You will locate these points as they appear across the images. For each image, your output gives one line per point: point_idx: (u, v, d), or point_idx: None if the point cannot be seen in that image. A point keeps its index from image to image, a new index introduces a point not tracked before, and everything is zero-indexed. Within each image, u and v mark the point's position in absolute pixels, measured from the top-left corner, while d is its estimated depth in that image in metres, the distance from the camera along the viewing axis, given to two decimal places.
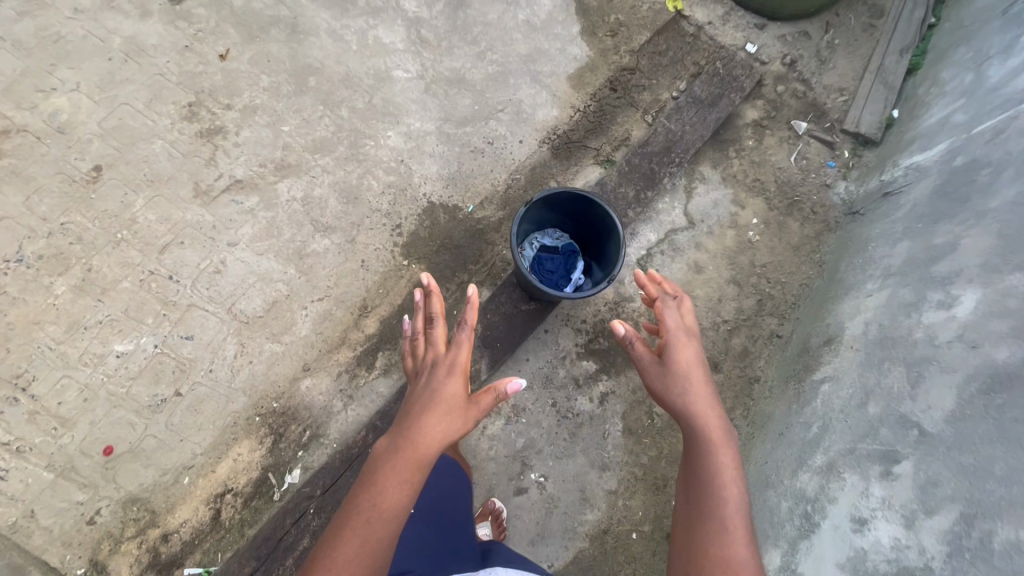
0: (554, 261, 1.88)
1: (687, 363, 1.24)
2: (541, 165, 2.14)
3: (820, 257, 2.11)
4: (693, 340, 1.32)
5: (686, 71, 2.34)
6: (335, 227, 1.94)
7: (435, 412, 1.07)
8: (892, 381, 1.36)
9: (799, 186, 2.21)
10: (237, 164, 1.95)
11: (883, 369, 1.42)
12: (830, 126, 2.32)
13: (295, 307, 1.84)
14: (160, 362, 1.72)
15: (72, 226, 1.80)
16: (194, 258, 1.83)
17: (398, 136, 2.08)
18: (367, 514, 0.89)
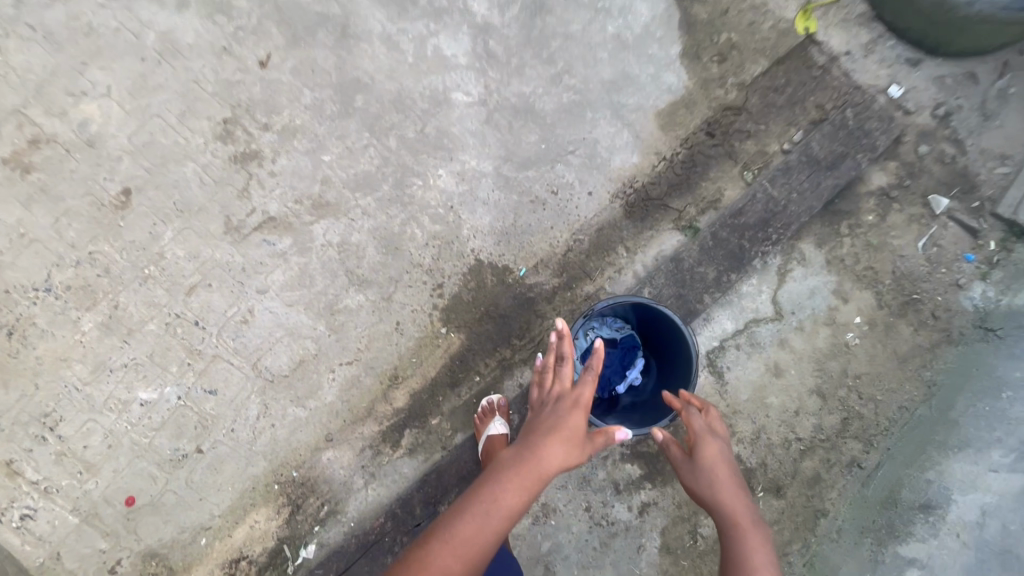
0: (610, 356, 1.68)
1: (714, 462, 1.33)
2: (610, 225, 1.84)
3: (930, 375, 1.77)
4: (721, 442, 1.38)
5: (805, 116, 1.88)
6: (371, 281, 1.75)
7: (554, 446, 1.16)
8: None
9: (921, 282, 1.82)
10: (271, 198, 1.75)
11: None
12: (981, 206, 1.85)
13: (323, 369, 1.71)
14: (182, 415, 1.66)
15: (100, 257, 1.69)
16: (222, 304, 1.71)
17: (450, 175, 1.81)
18: (486, 513, 1.04)
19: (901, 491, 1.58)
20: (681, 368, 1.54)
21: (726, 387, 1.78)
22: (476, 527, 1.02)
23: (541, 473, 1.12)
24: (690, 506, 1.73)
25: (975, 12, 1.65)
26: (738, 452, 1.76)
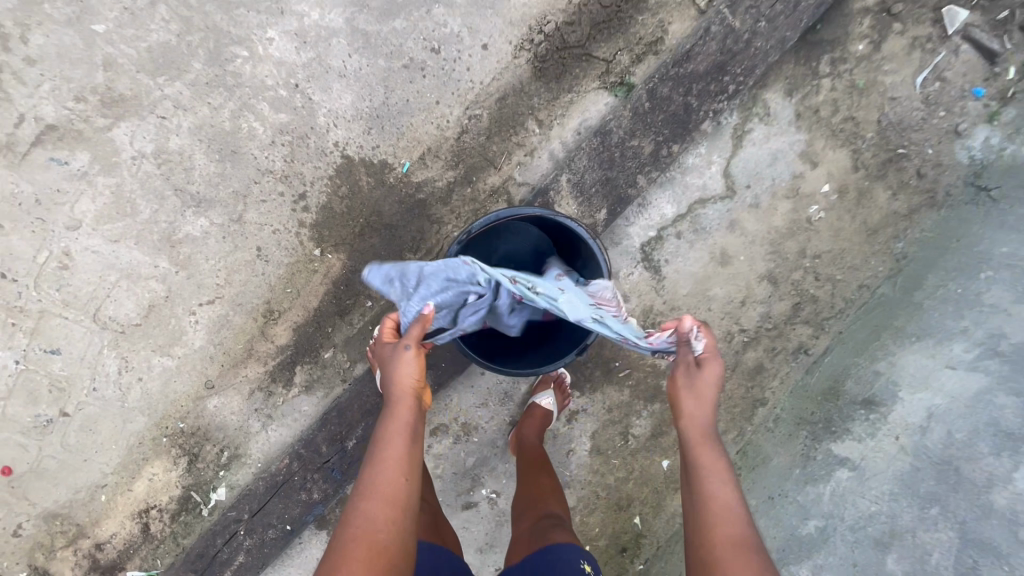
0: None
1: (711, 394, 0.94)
2: (516, 92, 1.38)
3: (902, 247, 1.49)
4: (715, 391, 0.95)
5: None
6: (212, 199, 1.37)
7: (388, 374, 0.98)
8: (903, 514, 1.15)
9: (911, 131, 1.44)
10: (41, 98, 1.27)
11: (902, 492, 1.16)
12: (1005, 18, 1.39)
13: (180, 313, 1.43)
14: (30, 380, 1.43)
15: None
16: (27, 248, 1.35)
17: (287, 38, 1.30)
18: (374, 481, 0.88)
19: (846, 383, 1.42)
20: None
21: (663, 282, 1.52)
22: (366, 515, 0.85)
23: (400, 401, 0.96)
24: (621, 408, 1.60)
25: None
26: None
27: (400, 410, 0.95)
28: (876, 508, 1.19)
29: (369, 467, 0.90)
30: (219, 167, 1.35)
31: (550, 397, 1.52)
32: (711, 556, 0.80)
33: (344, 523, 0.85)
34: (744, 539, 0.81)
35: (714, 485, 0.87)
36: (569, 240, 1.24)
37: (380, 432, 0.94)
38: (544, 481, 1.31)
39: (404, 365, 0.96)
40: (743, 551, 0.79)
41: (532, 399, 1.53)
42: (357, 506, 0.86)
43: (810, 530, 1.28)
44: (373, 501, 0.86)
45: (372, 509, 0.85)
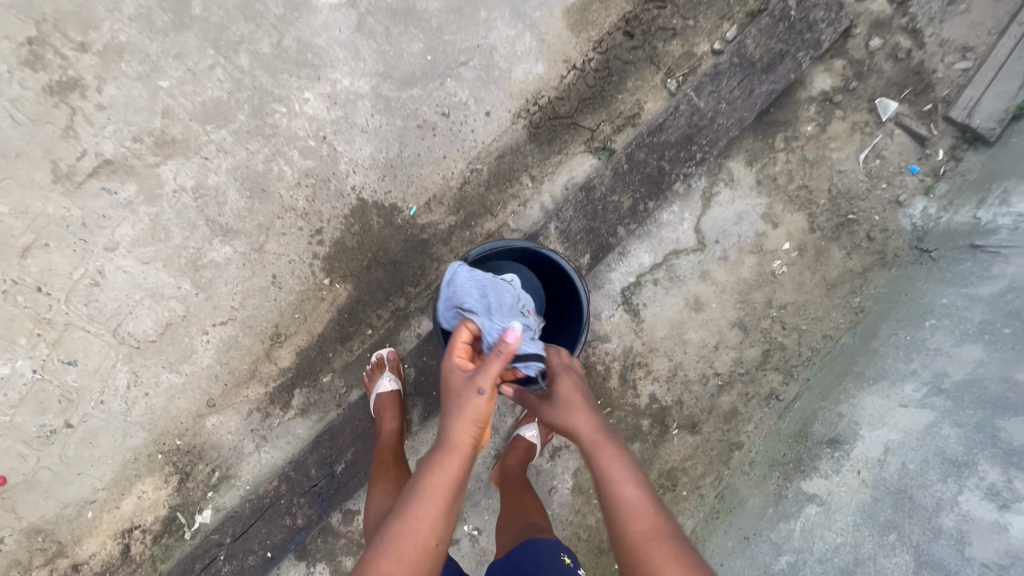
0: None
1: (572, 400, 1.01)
2: (513, 151, 1.59)
3: (859, 301, 1.63)
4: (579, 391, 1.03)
5: (741, 7, 1.60)
6: (238, 229, 1.53)
7: (450, 416, 0.89)
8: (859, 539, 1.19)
9: (859, 200, 1.64)
10: (103, 137, 1.48)
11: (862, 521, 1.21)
12: (930, 110, 1.64)
13: (194, 332, 1.54)
14: (43, 390, 1.51)
15: None
16: (65, 265, 1.50)
17: (320, 99, 1.53)
18: (402, 534, 0.82)
19: (814, 425, 1.50)
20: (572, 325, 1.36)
21: (642, 325, 1.65)
22: (380, 573, 0.80)
23: (454, 453, 0.87)
24: None
25: None
26: (654, 391, 1.66)
27: (447, 462, 0.87)
28: (842, 539, 1.23)
29: (399, 521, 0.83)
30: (248, 202, 1.53)
31: (534, 430, 1.58)
32: (639, 560, 0.83)
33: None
34: (657, 530, 0.86)
35: (623, 486, 0.91)
36: (553, 275, 1.41)
37: (424, 480, 0.86)
38: (526, 495, 1.37)
39: (470, 411, 0.88)
40: (661, 542, 0.84)
41: (517, 432, 1.60)
42: (375, 563, 0.80)
43: (782, 565, 1.30)
44: (394, 563, 0.80)
45: (392, 573, 0.80)
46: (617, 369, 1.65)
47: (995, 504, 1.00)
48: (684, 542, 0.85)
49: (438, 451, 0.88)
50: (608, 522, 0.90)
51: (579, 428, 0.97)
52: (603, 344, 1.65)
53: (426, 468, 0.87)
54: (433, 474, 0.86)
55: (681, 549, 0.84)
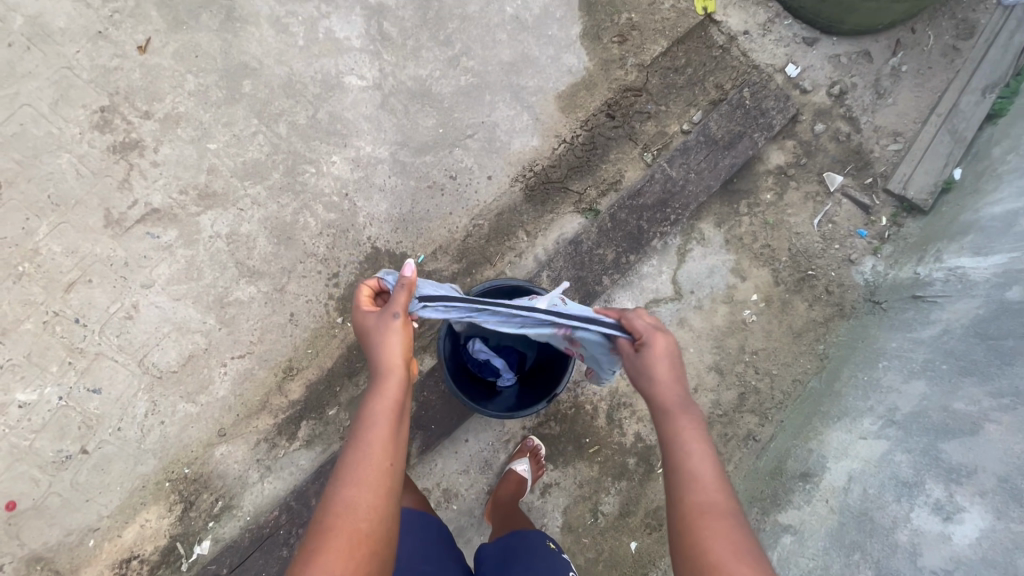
0: (474, 344, 1.57)
1: (665, 365, 0.99)
2: (510, 210, 1.82)
3: (824, 348, 1.80)
4: (669, 363, 1.00)
5: (705, 96, 1.90)
6: (264, 272, 1.71)
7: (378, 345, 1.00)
8: (832, 560, 1.27)
9: (816, 258, 1.86)
10: (154, 189, 1.70)
11: (833, 545, 1.30)
12: (871, 183, 1.90)
13: (213, 364, 1.67)
14: (64, 416, 1.61)
15: None
16: (104, 299, 1.66)
17: (345, 162, 1.77)
18: (359, 463, 0.86)
19: (788, 462, 1.61)
20: (561, 360, 1.52)
21: None
22: (348, 501, 0.82)
23: (387, 377, 0.97)
24: (591, 484, 1.75)
25: None
26: (639, 431, 1.77)
27: (384, 386, 0.96)
28: (814, 564, 1.31)
29: (355, 450, 0.88)
30: (274, 248, 1.72)
31: (525, 464, 1.68)
32: (696, 528, 0.81)
33: (325, 509, 0.82)
34: (718, 506, 0.83)
35: (691, 455, 0.90)
36: None
37: (367, 410, 0.93)
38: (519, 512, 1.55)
39: (391, 337, 1.00)
40: (720, 516, 0.82)
41: (509, 467, 1.69)
42: (338, 492, 0.83)
43: None
44: (355, 485, 0.84)
45: (358, 495, 0.83)
46: (604, 408, 1.77)
47: (941, 517, 1.11)
48: (746, 523, 0.82)
49: (376, 380, 0.97)
50: (668, 487, 0.89)
51: (660, 389, 0.98)
52: (591, 384, 1.77)
53: (370, 397, 0.95)
54: (376, 400, 0.94)
55: (740, 529, 0.80)
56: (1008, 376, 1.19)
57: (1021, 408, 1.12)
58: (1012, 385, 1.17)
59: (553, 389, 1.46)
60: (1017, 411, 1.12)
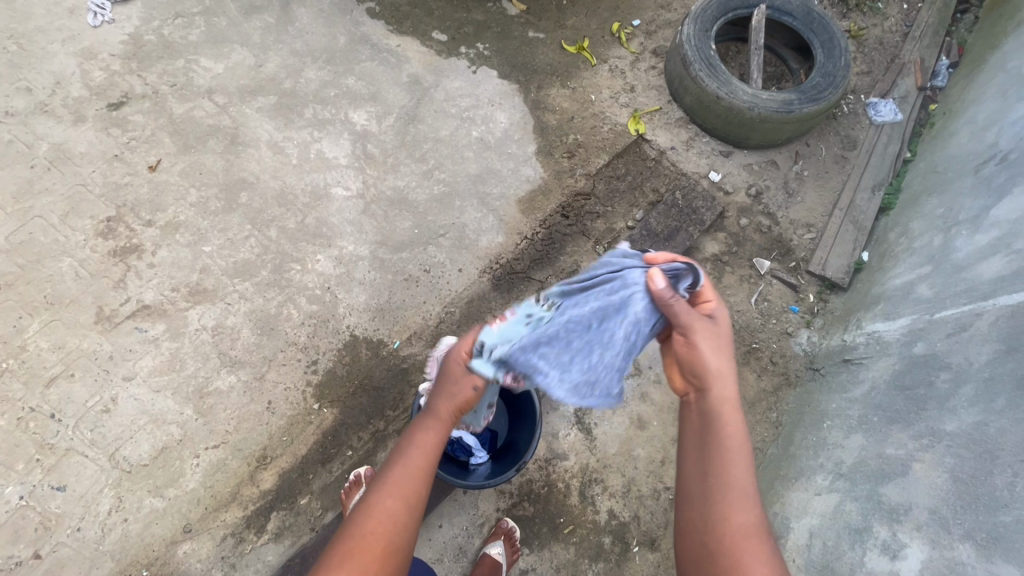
0: None
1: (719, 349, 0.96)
2: (479, 297, 2.00)
3: (776, 416, 1.92)
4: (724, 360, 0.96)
5: (644, 198, 2.22)
6: (244, 361, 1.80)
7: (446, 392, 1.05)
8: None
9: (758, 332, 2.05)
10: (147, 288, 1.84)
11: None
12: (795, 266, 2.17)
13: (186, 455, 1.68)
14: (23, 517, 1.57)
15: None
16: (83, 394, 1.70)
17: (328, 260, 1.96)
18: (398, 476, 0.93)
19: None
20: (527, 429, 1.64)
21: (594, 443, 1.85)
22: (379, 507, 0.89)
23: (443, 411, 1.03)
24: (568, 568, 1.72)
25: (756, 115, 2.14)
26: (612, 507, 1.79)
27: (441, 417, 1.03)
28: None
29: (397, 468, 0.94)
30: (257, 338, 1.83)
31: (500, 547, 1.66)
32: (729, 545, 0.81)
33: (359, 513, 0.89)
34: (752, 527, 0.83)
35: (732, 463, 0.86)
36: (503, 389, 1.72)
37: (415, 433, 1.00)
38: None
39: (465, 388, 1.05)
40: (756, 539, 0.82)
41: (484, 550, 1.66)
42: (373, 496, 0.90)
43: None
44: (388, 499, 0.90)
45: (389, 509, 0.89)
46: (576, 485, 1.80)
47: (890, 557, 1.21)
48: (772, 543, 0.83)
49: (428, 410, 1.03)
50: (708, 488, 0.86)
51: (717, 377, 0.94)
52: (563, 461, 1.82)
53: (422, 421, 1.02)
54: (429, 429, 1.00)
55: (770, 555, 0.81)
56: (926, 418, 1.34)
57: (938, 446, 1.27)
58: (932, 426, 1.31)
59: (525, 455, 1.57)
60: (935, 449, 1.26)
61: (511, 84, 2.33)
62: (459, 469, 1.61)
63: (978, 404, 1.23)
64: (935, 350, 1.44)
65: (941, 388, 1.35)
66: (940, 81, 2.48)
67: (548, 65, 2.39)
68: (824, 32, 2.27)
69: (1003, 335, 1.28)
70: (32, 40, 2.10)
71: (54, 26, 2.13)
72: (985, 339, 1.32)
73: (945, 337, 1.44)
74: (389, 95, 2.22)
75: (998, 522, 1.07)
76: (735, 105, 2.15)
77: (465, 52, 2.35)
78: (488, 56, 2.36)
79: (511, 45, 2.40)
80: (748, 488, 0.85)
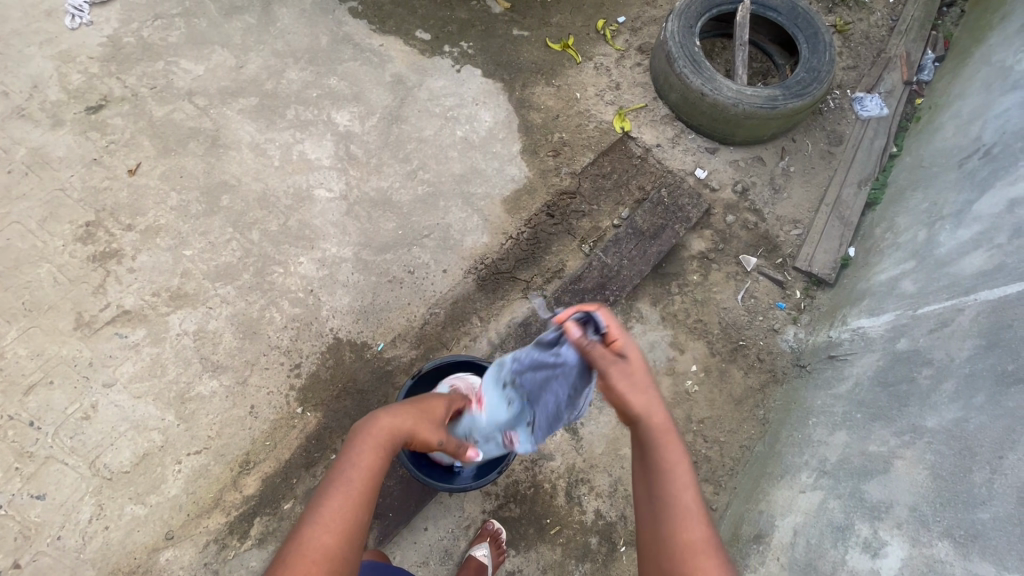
0: None
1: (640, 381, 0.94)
2: (464, 298, 1.98)
3: (763, 413, 1.91)
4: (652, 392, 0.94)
5: (630, 196, 2.21)
6: (227, 366, 1.78)
7: (391, 413, 0.99)
8: None
9: (745, 329, 2.04)
10: (127, 293, 1.82)
11: None
12: (781, 262, 2.17)
13: (168, 461, 1.66)
14: (2, 526, 1.56)
15: None
16: (62, 401, 1.68)
17: (311, 262, 1.94)
18: (337, 505, 0.86)
19: (743, 526, 1.63)
20: None
21: (581, 443, 1.84)
22: (315, 539, 0.82)
23: (376, 425, 0.95)
24: (555, 569, 1.71)
25: (741, 111, 2.13)
26: (599, 507, 1.78)
27: (372, 432, 0.95)
28: None
29: (330, 497, 0.86)
30: (239, 342, 1.81)
31: (485, 549, 1.65)
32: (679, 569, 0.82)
33: (292, 547, 0.81)
34: (701, 543, 0.83)
35: (673, 492, 0.87)
36: None
37: (352, 453, 0.91)
38: None
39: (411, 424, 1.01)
40: (707, 555, 0.82)
41: (469, 553, 1.65)
42: (308, 528, 0.83)
43: None
44: (325, 531, 0.83)
45: (325, 544, 0.82)
46: (562, 486, 1.79)
47: (871, 555, 1.21)
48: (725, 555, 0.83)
49: (366, 429, 0.95)
50: (651, 516, 0.87)
51: (648, 409, 0.93)
52: (549, 461, 1.81)
53: (358, 439, 0.93)
54: (359, 448, 0.92)
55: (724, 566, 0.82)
56: (908, 414, 1.33)
57: (918, 443, 1.26)
58: (913, 423, 1.30)
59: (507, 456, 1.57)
60: (916, 446, 1.26)
61: (496, 83, 2.31)
62: (443, 472, 1.59)
63: (958, 400, 1.23)
64: (917, 346, 1.44)
65: (923, 384, 1.34)
66: (926, 75, 2.47)
67: (533, 64, 2.37)
68: (808, 28, 2.26)
69: (983, 331, 1.27)
70: (9, 43, 2.08)
71: (31, 29, 2.11)
72: (966, 335, 1.31)
73: (927, 332, 1.44)
74: (372, 94, 2.21)
75: (977, 519, 1.06)
76: (719, 101, 2.14)
77: (449, 50, 2.33)
78: (472, 55, 2.34)
79: (496, 43, 2.38)
80: (694, 509, 0.86)
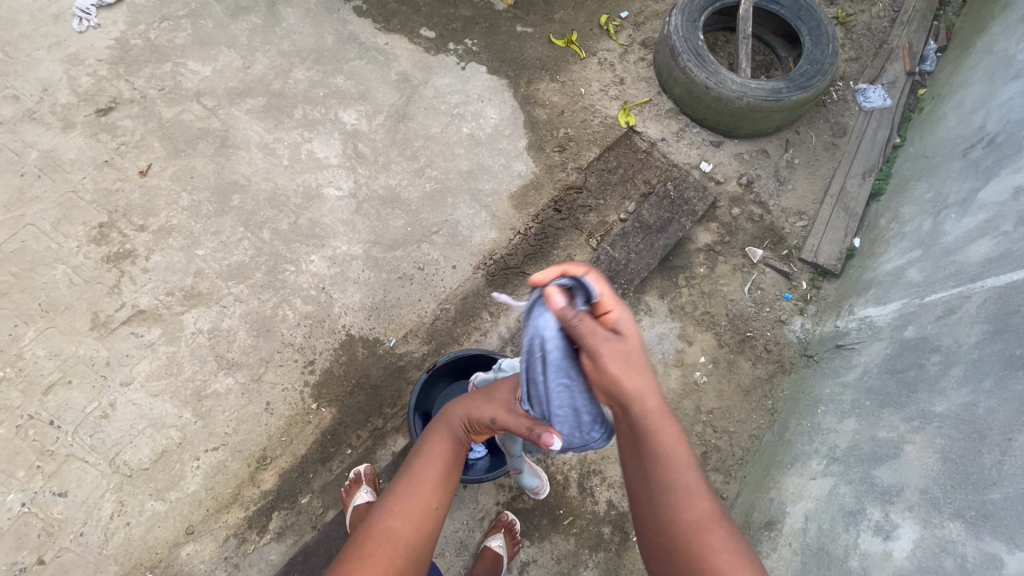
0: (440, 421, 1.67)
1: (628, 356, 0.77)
2: (474, 294, 2.00)
3: (772, 403, 1.94)
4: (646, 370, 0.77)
5: (636, 190, 2.22)
6: (241, 363, 1.80)
7: (463, 403, 1.03)
8: None
9: (752, 320, 2.06)
10: (142, 293, 1.84)
11: None
12: (787, 254, 2.18)
13: (186, 458, 1.69)
14: (26, 523, 1.58)
15: None
16: (81, 400, 1.71)
17: (322, 260, 1.96)
18: (411, 492, 0.89)
19: (754, 514, 1.65)
20: None
21: None
22: (390, 527, 0.85)
23: (448, 424, 1.00)
24: (569, 559, 1.74)
25: (745, 104, 2.15)
26: (611, 498, 1.81)
27: (446, 432, 1.00)
28: None
29: (402, 487, 0.90)
30: (253, 340, 1.83)
31: (500, 539, 1.67)
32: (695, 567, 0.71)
33: (364, 531, 0.85)
34: (713, 529, 0.73)
35: (679, 480, 0.74)
36: None
37: (426, 446, 0.97)
38: None
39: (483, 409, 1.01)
40: (719, 540, 0.72)
41: (485, 543, 1.68)
42: (382, 516, 0.86)
43: None
44: (397, 519, 0.86)
45: (396, 529, 0.85)
46: (575, 477, 1.82)
47: (882, 538, 1.23)
48: (741, 535, 0.75)
49: (442, 423, 1.01)
50: (655, 511, 0.74)
51: (642, 394, 0.75)
52: (560, 453, 1.84)
53: (433, 432, 1.00)
54: (436, 439, 0.98)
55: (740, 549, 0.73)
56: (917, 400, 1.36)
57: (928, 428, 1.28)
58: (923, 409, 1.32)
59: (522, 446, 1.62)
60: (926, 431, 1.28)
61: (501, 79, 2.32)
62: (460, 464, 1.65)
63: (966, 385, 1.25)
64: (925, 334, 1.46)
65: (931, 370, 1.36)
66: (929, 65, 2.48)
67: (537, 60, 2.39)
68: (811, 20, 2.27)
69: (991, 317, 1.29)
70: (18, 47, 2.09)
71: (40, 33, 2.12)
72: (973, 321, 1.33)
73: (935, 320, 1.46)
74: (378, 93, 2.22)
75: (987, 500, 1.08)
76: (723, 95, 2.16)
77: (453, 48, 2.34)
78: (476, 52, 2.36)
79: (500, 40, 2.39)
80: (698, 485, 0.74)
